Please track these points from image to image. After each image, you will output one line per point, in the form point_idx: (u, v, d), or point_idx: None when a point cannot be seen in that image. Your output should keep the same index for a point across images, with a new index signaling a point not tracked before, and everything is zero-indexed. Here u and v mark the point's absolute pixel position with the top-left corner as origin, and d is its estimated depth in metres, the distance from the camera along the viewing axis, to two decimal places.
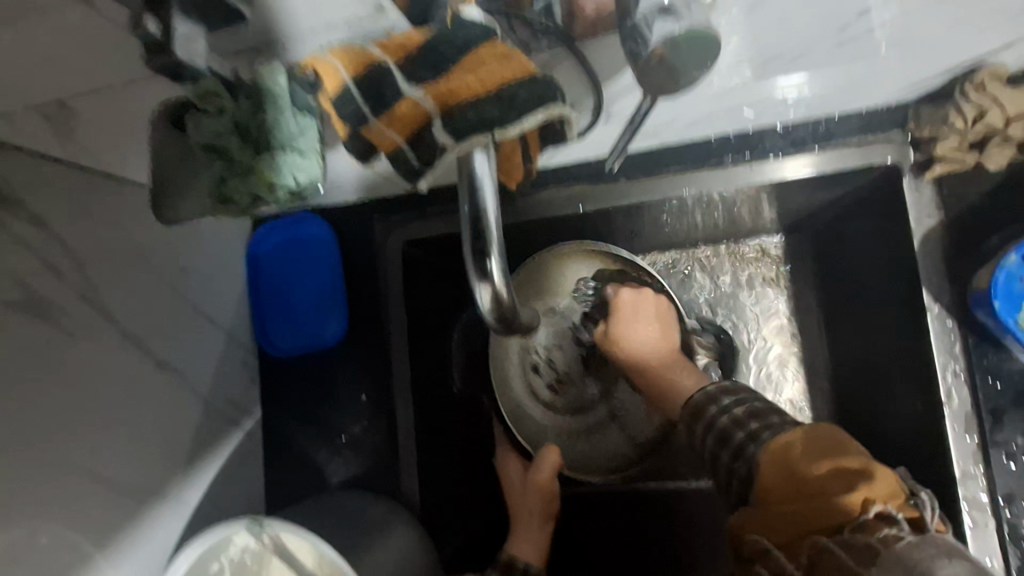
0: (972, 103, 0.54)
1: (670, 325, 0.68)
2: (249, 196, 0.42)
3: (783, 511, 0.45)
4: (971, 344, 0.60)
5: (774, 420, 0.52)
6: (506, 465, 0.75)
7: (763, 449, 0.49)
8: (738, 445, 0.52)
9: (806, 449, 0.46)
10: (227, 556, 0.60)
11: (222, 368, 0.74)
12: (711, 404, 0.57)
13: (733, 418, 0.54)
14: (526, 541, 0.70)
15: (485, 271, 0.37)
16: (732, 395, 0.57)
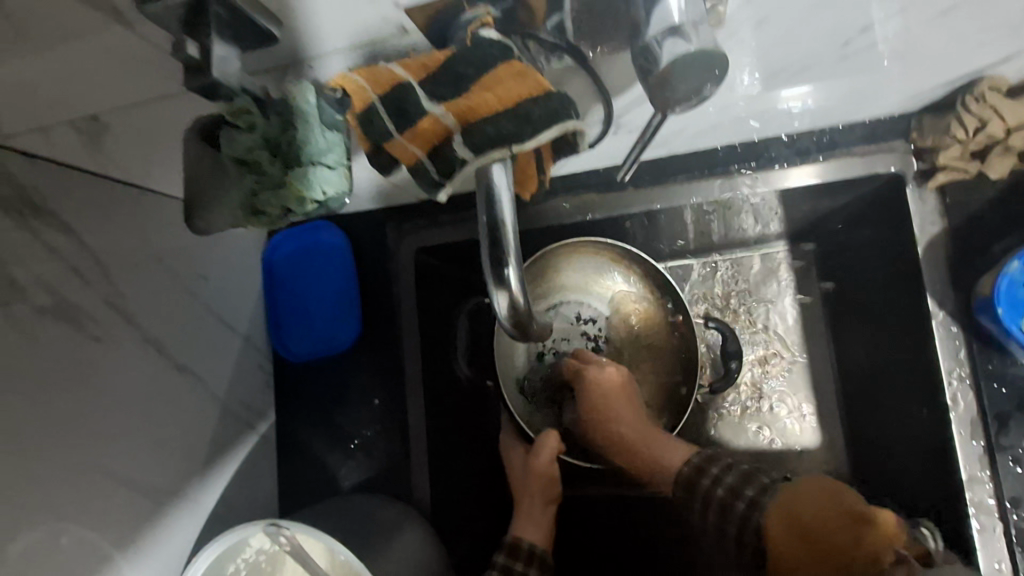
0: (973, 115, 0.55)
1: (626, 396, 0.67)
2: (280, 208, 0.43)
3: (796, 551, 0.49)
4: (976, 349, 0.61)
5: (764, 481, 0.57)
6: (507, 450, 0.73)
7: (772, 510, 0.53)
8: (740, 513, 0.55)
9: (809, 510, 0.50)
10: (242, 559, 0.63)
11: (239, 373, 0.76)
12: (712, 465, 0.60)
13: (727, 487, 0.58)
14: (530, 521, 0.71)
15: (502, 279, 0.39)
16: (726, 459, 0.60)
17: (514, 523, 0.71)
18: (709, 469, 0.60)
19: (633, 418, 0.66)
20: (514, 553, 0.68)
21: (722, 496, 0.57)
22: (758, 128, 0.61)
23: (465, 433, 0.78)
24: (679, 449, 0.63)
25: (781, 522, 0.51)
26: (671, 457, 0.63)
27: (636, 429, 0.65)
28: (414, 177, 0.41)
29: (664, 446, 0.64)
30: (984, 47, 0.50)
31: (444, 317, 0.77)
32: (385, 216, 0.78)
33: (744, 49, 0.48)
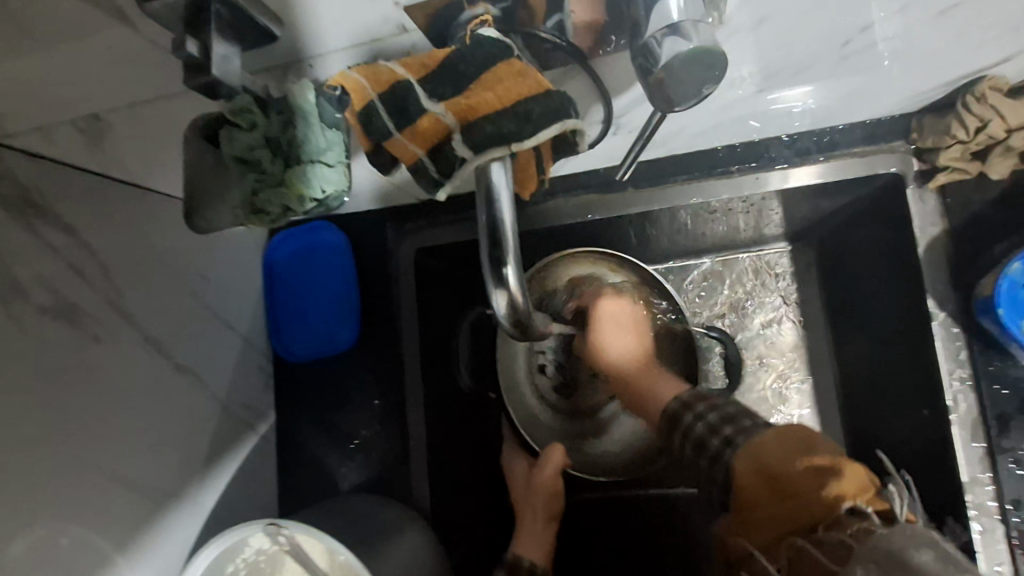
0: (975, 115, 0.55)
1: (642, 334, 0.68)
2: (280, 208, 0.43)
3: (758, 491, 0.46)
4: (976, 350, 0.62)
5: (745, 423, 0.51)
6: (511, 462, 0.76)
7: (741, 450, 0.48)
8: (713, 452, 0.51)
9: (777, 451, 0.47)
10: (241, 560, 0.63)
11: (239, 372, 0.76)
12: (687, 413, 0.55)
13: (708, 424, 0.53)
14: (529, 537, 0.72)
15: (501, 279, 0.39)
16: (704, 401, 0.55)
17: (515, 542, 0.72)
18: (682, 416, 0.55)
19: (631, 349, 0.65)
20: (514, 569, 0.69)
21: (698, 436, 0.52)
22: (758, 128, 0.61)
23: (467, 429, 0.79)
24: (672, 388, 0.60)
25: (749, 472, 0.47)
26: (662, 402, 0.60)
27: (630, 359, 0.64)
28: (413, 176, 0.42)
29: (660, 386, 0.61)
30: (983, 47, 0.50)
31: (444, 317, 0.78)
32: (386, 216, 0.77)
33: (744, 48, 0.47)
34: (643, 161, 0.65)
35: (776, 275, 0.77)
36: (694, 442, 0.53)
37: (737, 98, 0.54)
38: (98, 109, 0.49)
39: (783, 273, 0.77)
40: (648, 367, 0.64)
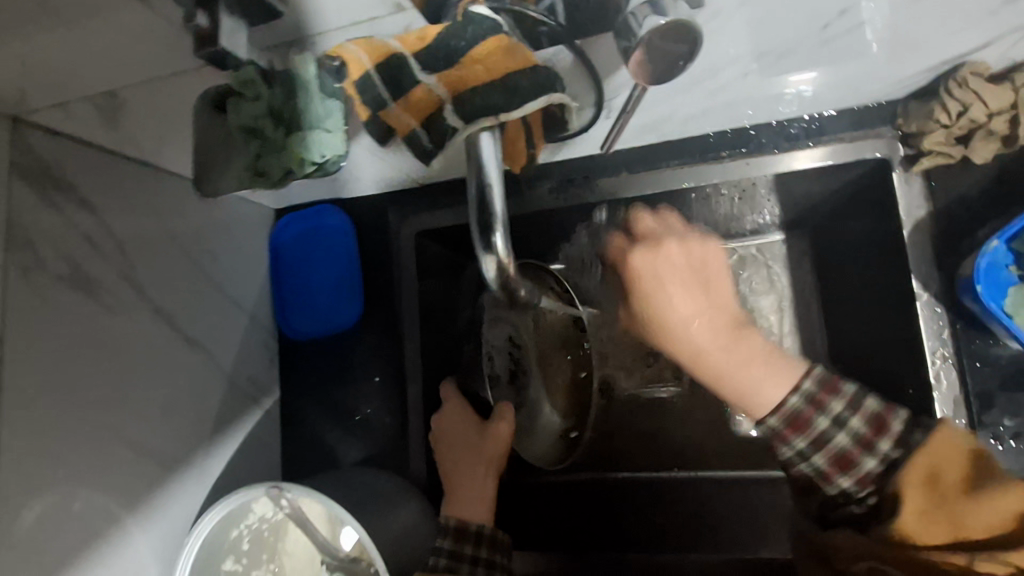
0: (956, 100, 0.56)
1: (709, 271, 0.59)
2: (281, 171, 0.46)
3: (929, 527, 0.46)
4: (959, 329, 0.62)
5: (896, 431, 0.51)
6: (451, 424, 0.75)
7: (915, 468, 0.48)
8: (875, 470, 0.51)
9: (964, 479, 0.46)
10: (245, 525, 0.68)
11: (244, 349, 0.78)
12: (817, 411, 0.53)
13: (854, 436, 0.52)
14: (475, 500, 0.70)
15: (491, 244, 0.43)
16: (843, 402, 0.52)
17: (458, 505, 0.70)
18: (814, 422, 0.53)
19: (712, 309, 0.57)
20: (461, 536, 0.67)
21: (839, 449, 0.52)
22: (749, 115, 0.63)
23: None
24: (779, 378, 0.54)
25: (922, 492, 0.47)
26: (763, 397, 0.54)
27: (712, 338, 0.56)
28: (408, 147, 0.44)
29: (732, 363, 0.55)
30: (961, 32, 0.51)
31: (446, 301, 0.80)
32: (388, 201, 0.81)
33: (731, 28, 0.48)
34: (637, 148, 0.69)
35: (771, 265, 0.76)
36: (833, 458, 0.52)
37: (727, 80, 0.56)
38: (117, 92, 0.52)
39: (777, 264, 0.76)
40: (747, 338, 0.56)
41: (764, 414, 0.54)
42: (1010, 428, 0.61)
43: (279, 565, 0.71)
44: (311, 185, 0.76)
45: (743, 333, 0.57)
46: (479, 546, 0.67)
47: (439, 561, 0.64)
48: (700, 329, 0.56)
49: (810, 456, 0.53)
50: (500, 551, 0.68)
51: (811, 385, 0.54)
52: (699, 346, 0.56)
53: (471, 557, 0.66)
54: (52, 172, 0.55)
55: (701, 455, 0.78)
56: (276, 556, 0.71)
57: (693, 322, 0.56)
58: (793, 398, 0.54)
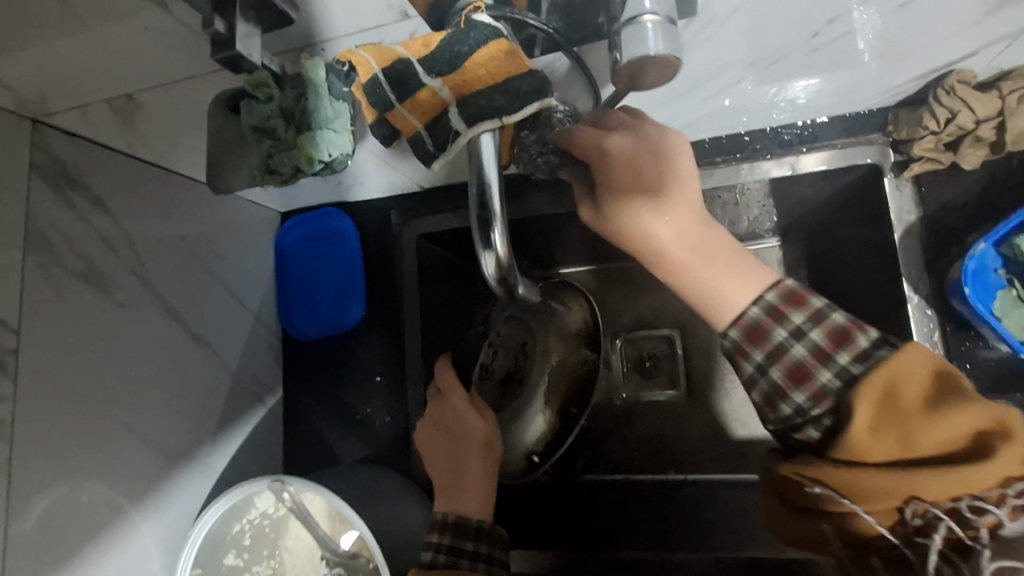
0: (945, 107, 0.58)
1: (676, 169, 0.53)
2: (292, 167, 0.47)
3: (882, 446, 0.46)
4: (949, 330, 0.63)
5: (865, 349, 0.49)
6: (443, 413, 0.71)
7: (869, 386, 0.46)
8: (827, 386, 0.50)
9: (921, 398, 0.45)
10: (248, 520, 0.69)
11: (249, 347, 0.80)
12: (777, 321, 0.52)
13: (811, 346, 0.51)
14: (472, 490, 0.66)
15: (490, 242, 0.44)
16: (805, 313, 0.52)
17: (455, 498, 0.67)
18: (775, 333, 0.52)
19: (686, 214, 0.53)
20: (461, 530, 0.64)
21: (795, 360, 0.51)
22: (743, 121, 0.65)
23: None
24: (744, 285, 0.54)
25: (877, 414, 0.46)
26: (727, 303, 0.54)
27: (682, 242, 0.54)
28: (412, 147, 0.46)
29: (702, 268, 0.54)
30: (947, 41, 0.53)
31: (449, 304, 0.82)
32: (392, 203, 0.83)
33: (721, 35, 0.50)
34: None
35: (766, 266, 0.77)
36: (790, 370, 0.51)
37: (719, 87, 0.57)
38: (132, 97, 0.53)
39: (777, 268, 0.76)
40: (715, 243, 0.55)
41: (725, 325, 0.54)
42: None
43: (279, 560, 0.73)
44: (317, 189, 0.78)
45: (713, 231, 0.54)
46: (480, 541, 0.63)
47: (437, 559, 0.62)
48: (671, 236, 0.53)
49: (768, 369, 0.53)
50: (501, 546, 0.65)
51: (775, 295, 0.53)
52: (671, 251, 0.54)
53: (471, 554, 0.62)
54: (68, 173, 0.57)
55: (699, 457, 0.78)
56: (276, 551, 0.73)
57: (667, 237, 0.53)
58: (753, 309, 0.53)
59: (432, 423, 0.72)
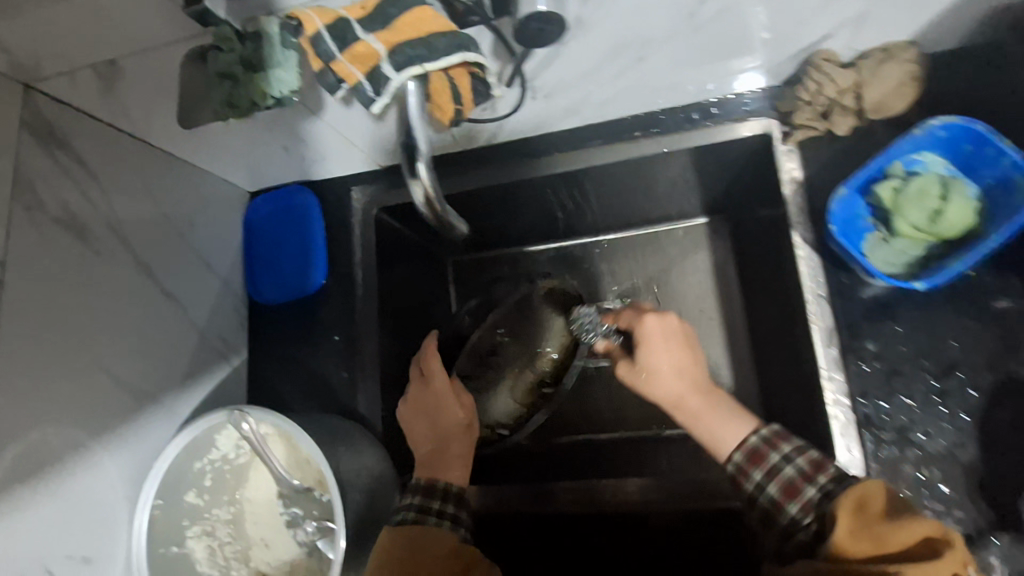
0: (814, 81, 0.68)
1: (680, 334, 0.73)
2: (249, 101, 0.60)
3: (859, 546, 0.51)
4: (829, 269, 0.71)
5: (836, 471, 0.59)
6: (425, 390, 0.82)
7: (840, 497, 0.55)
8: (811, 499, 0.59)
9: (884, 509, 0.53)
10: (208, 460, 0.75)
11: (216, 309, 0.86)
12: (771, 450, 0.63)
13: (799, 470, 0.61)
14: (451, 462, 0.76)
15: (417, 173, 0.52)
16: (791, 444, 0.63)
17: (433, 470, 0.75)
18: (769, 457, 0.63)
19: (685, 372, 0.72)
20: (429, 492, 0.72)
21: (787, 478, 0.61)
22: (652, 99, 0.76)
23: None
24: (740, 427, 0.67)
25: (852, 520, 0.53)
26: (727, 437, 0.67)
27: (689, 389, 0.71)
28: (354, 93, 0.54)
29: (717, 418, 0.68)
30: (804, 23, 0.63)
31: (409, 277, 0.94)
32: (352, 180, 0.91)
33: (614, 18, 0.61)
34: (565, 131, 0.81)
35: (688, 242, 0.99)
36: (783, 485, 0.60)
37: (624, 65, 0.68)
38: (114, 64, 0.62)
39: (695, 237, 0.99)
40: (709, 398, 0.70)
41: (731, 452, 0.66)
42: (876, 351, 0.68)
43: (240, 507, 0.79)
44: (282, 164, 0.86)
45: (711, 386, 0.71)
46: (445, 501, 0.71)
47: (406, 516, 0.69)
48: (670, 373, 0.71)
49: (765, 487, 0.62)
50: (465, 510, 0.72)
51: (767, 430, 0.65)
52: (681, 392, 0.71)
53: (437, 513, 0.70)
54: (54, 132, 0.65)
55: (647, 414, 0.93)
56: (238, 498, 0.79)
57: (668, 374, 0.71)
58: (753, 437, 0.65)
59: (414, 407, 0.81)
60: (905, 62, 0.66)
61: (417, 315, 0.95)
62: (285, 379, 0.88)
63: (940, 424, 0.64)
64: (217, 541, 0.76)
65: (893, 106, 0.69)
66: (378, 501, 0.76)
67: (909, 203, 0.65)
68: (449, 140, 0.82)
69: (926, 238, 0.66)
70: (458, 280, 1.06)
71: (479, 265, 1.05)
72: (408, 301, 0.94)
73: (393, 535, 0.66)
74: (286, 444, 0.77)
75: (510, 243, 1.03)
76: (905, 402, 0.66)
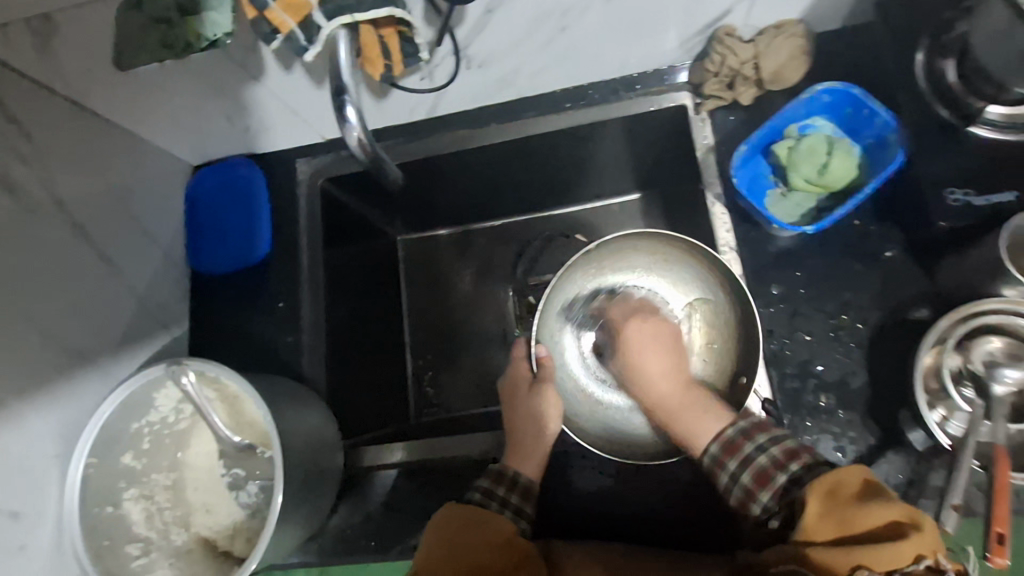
0: (718, 52, 0.76)
1: (664, 335, 0.74)
2: (184, 43, 0.64)
3: (824, 531, 0.51)
4: (739, 224, 0.78)
5: (808, 459, 0.59)
6: (516, 379, 0.79)
7: (811, 484, 0.54)
8: (781, 487, 0.59)
9: (855, 494, 0.52)
10: (146, 424, 0.74)
11: (157, 279, 0.86)
12: (746, 442, 0.64)
13: (771, 458, 0.61)
14: (529, 455, 0.73)
15: (347, 120, 0.57)
16: (764, 435, 0.63)
17: (517, 458, 0.73)
18: (743, 446, 0.64)
19: (676, 371, 0.72)
20: (498, 478, 0.71)
21: (759, 466, 0.62)
22: (578, 72, 0.82)
23: (378, 340, 0.99)
24: (709, 420, 0.67)
25: (821, 507, 0.52)
26: (700, 428, 0.67)
27: (670, 390, 0.70)
28: (286, 40, 0.58)
29: (691, 415, 0.68)
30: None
31: (356, 249, 0.97)
32: (296, 152, 0.93)
33: None
34: (502, 104, 0.86)
35: (626, 215, 1.05)
36: (756, 474, 0.61)
37: (549, 33, 0.74)
38: (50, 18, 0.62)
39: (632, 211, 1.04)
40: (688, 394, 0.70)
41: (705, 443, 0.66)
42: (780, 294, 0.75)
43: (180, 473, 0.79)
44: (224, 135, 0.88)
45: (692, 383, 0.71)
46: (511, 491, 0.70)
47: (472, 497, 0.69)
48: (656, 372, 0.72)
49: (739, 476, 0.63)
50: (531, 502, 0.70)
51: (742, 422, 0.66)
52: (664, 392, 0.71)
53: (501, 499, 0.69)
54: None
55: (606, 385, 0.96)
56: (178, 463, 0.79)
57: (653, 377, 0.72)
58: (728, 429, 0.66)
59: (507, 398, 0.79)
60: (793, 36, 0.74)
61: (364, 285, 0.97)
62: (228, 347, 0.88)
63: (836, 355, 0.72)
64: (155, 505, 0.76)
65: (788, 77, 0.77)
66: (323, 458, 0.77)
67: (801, 158, 0.73)
68: (392, 113, 0.85)
69: (818, 190, 0.75)
70: (407, 262, 1.10)
71: (425, 244, 1.10)
72: (354, 271, 0.96)
73: (444, 518, 0.65)
74: (229, 408, 0.78)
75: (455, 225, 1.09)
76: (806, 339, 0.73)
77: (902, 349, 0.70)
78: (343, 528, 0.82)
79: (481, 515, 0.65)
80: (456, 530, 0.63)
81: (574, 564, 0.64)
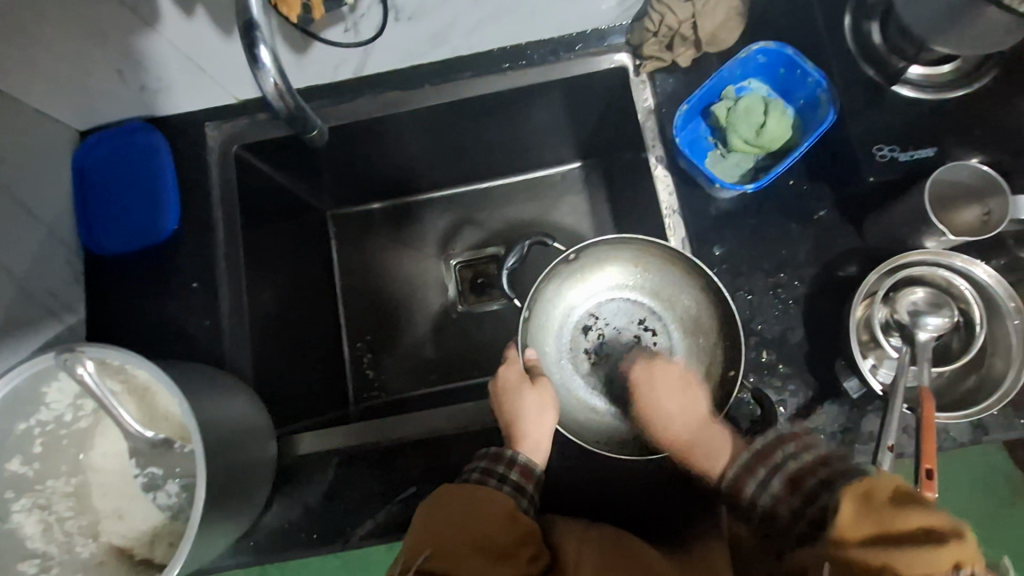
0: (656, 12, 0.73)
1: (685, 380, 0.75)
2: None
3: (859, 532, 0.48)
4: (680, 187, 0.78)
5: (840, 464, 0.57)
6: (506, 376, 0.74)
7: (847, 487, 0.51)
8: (809, 492, 0.56)
9: (892, 499, 0.48)
10: (36, 425, 0.64)
11: (42, 261, 0.75)
12: (778, 447, 0.60)
13: (799, 464, 0.58)
14: (529, 439, 0.68)
15: (259, 62, 0.51)
16: (795, 442, 0.60)
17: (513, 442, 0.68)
18: (773, 454, 0.60)
19: (686, 407, 0.72)
20: (496, 457, 0.66)
21: (790, 470, 0.58)
22: (515, 30, 0.78)
23: (311, 322, 0.92)
24: (720, 448, 0.66)
25: (857, 509, 0.49)
26: (704, 456, 0.66)
27: (686, 424, 0.70)
28: None
29: (699, 441, 0.67)
30: None
31: (281, 225, 0.89)
32: (205, 116, 0.83)
33: None
34: (436, 63, 0.81)
35: (568, 185, 1.03)
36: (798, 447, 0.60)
37: None
38: None
39: (573, 181, 1.03)
40: (704, 430, 0.68)
41: (712, 465, 0.65)
42: (722, 256, 0.76)
43: (84, 476, 0.70)
44: (117, 95, 0.77)
45: (709, 420, 0.69)
46: (510, 469, 0.65)
47: (471, 476, 0.65)
48: (672, 407, 0.73)
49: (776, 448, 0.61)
50: (532, 481, 0.66)
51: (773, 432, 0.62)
52: (677, 426, 0.71)
53: (500, 476, 0.65)
54: None
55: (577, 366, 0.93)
56: (81, 465, 0.70)
57: (668, 409, 0.73)
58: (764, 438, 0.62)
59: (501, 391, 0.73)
60: None
61: (291, 263, 0.90)
62: (135, 334, 0.79)
63: (775, 314, 0.73)
64: (54, 515, 0.67)
65: (726, 38, 0.76)
66: (253, 450, 0.70)
67: (739, 118, 0.74)
68: (314, 71, 0.78)
69: (755, 150, 0.75)
70: (339, 238, 1.03)
71: (359, 220, 1.04)
72: (281, 249, 0.88)
73: (436, 498, 0.61)
74: (139, 401, 0.69)
75: (393, 196, 1.03)
76: (747, 297, 0.74)
77: (834, 303, 0.73)
78: (280, 523, 0.76)
79: (481, 493, 0.61)
80: (456, 507, 0.60)
81: (573, 537, 0.61)
